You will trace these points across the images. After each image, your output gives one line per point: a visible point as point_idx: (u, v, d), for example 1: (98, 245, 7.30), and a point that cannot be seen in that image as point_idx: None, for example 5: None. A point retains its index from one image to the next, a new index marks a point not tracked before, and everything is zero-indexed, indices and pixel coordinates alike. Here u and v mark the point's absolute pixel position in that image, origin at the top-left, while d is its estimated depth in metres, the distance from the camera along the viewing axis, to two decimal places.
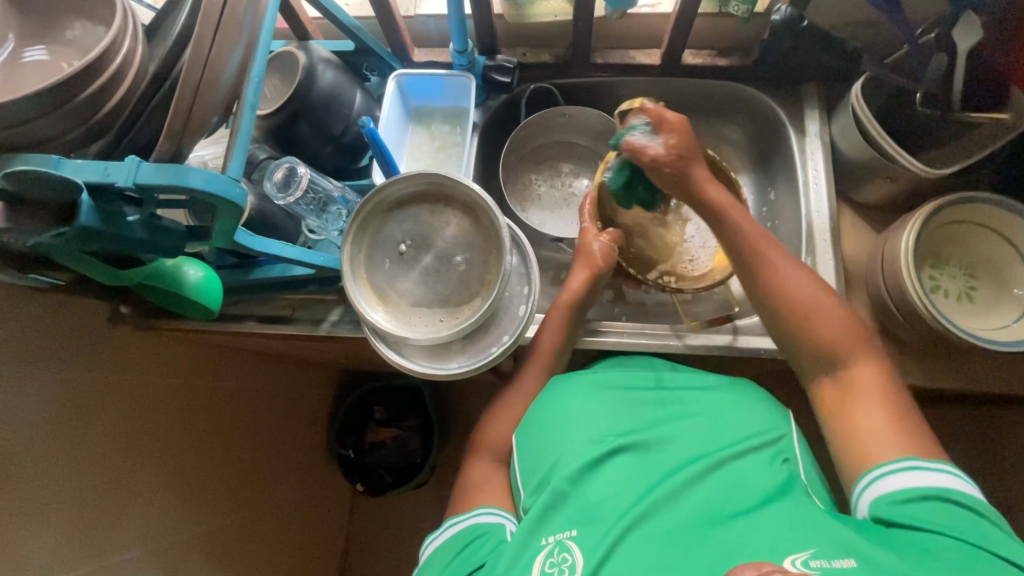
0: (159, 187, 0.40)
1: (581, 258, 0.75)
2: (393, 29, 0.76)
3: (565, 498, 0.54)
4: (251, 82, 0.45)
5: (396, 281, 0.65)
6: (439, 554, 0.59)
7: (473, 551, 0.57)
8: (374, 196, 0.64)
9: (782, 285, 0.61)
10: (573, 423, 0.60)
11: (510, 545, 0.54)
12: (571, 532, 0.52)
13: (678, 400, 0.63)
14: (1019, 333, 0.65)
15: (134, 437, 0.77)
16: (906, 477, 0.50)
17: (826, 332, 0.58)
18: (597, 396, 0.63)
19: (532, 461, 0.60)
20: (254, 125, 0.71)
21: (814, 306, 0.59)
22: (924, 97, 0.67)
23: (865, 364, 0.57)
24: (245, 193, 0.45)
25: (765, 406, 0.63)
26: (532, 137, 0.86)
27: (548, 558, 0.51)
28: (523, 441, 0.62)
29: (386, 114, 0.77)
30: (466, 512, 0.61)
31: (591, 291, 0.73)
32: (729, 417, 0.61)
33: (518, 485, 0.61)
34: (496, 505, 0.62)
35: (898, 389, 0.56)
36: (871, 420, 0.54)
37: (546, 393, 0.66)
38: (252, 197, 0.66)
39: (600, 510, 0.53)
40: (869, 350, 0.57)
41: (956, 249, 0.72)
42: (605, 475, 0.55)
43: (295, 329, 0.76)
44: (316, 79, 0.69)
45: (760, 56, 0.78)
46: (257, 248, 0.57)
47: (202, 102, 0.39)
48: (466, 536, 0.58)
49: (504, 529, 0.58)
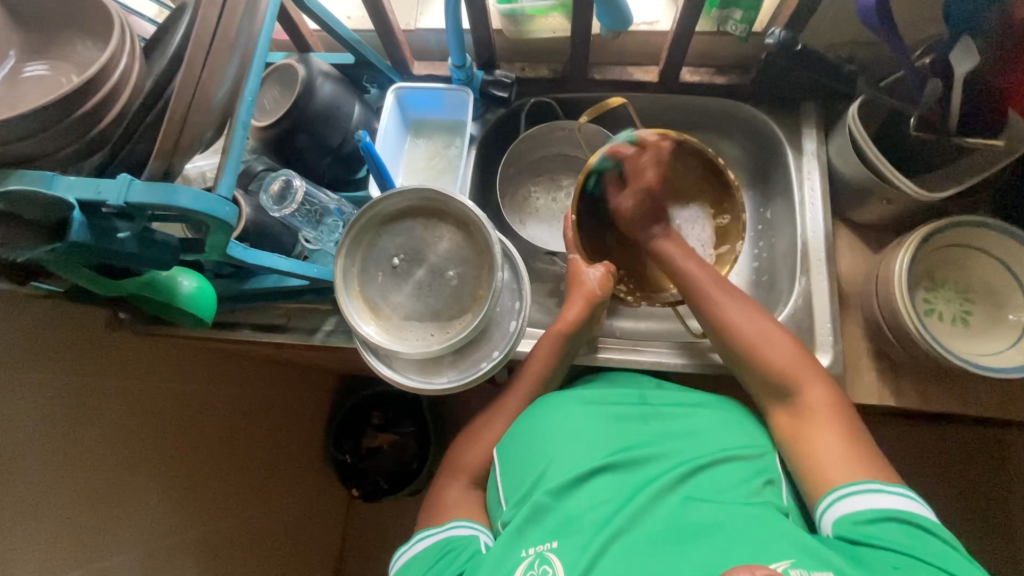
0: (149, 206, 0.41)
1: (575, 289, 0.73)
2: (392, 43, 0.76)
3: (546, 511, 0.55)
4: (244, 100, 0.46)
5: (389, 294, 0.66)
6: (413, 567, 0.61)
7: (446, 564, 0.58)
8: (368, 210, 0.64)
9: (724, 317, 0.66)
10: (555, 436, 0.60)
11: (490, 556, 0.55)
12: (551, 544, 0.52)
13: (661, 416, 0.64)
14: (1013, 358, 0.65)
15: (133, 437, 0.78)
16: (863, 501, 0.52)
17: (774, 359, 0.63)
18: (582, 409, 0.63)
19: (515, 474, 0.60)
20: (254, 137, 0.72)
21: (757, 337, 0.64)
22: (919, 122, 0.66)
23: (813, 390, 0.61)
24: (237, 210, 0.45)
25: (746, 420, 0.64)
26: (530, 150, 0.86)
27: (528, 571, 0.52)
28: (505, 457, 0.63)
29: (384, 127, 0.78)
30: (439, 526, 0.63)
31: (586, 323, 0.72)
32: (711, 434, 0.61)
33: (497, 501, 0.62)
34: (469, 518, 0.64)
35: (845, 410, 0.60)
36: (824, 444, 0.57)
37: (531, 411, 0.66)
38: (248, 208, 0.66)
39: (582, 521, 0.53)
40: (800, 360, 0.62)
41: (952, 273, 0.71)
42: (588, 488, 0.56)
43: (290, 338, 0.77)
44: (315, 93, 0.70)
45: (757, 75, 0.78)
46: (251, 261, 0.57)
47: (194, 121, 0.40)
48: (439, 550, 0.60)
49: (477, 540, 0.60)
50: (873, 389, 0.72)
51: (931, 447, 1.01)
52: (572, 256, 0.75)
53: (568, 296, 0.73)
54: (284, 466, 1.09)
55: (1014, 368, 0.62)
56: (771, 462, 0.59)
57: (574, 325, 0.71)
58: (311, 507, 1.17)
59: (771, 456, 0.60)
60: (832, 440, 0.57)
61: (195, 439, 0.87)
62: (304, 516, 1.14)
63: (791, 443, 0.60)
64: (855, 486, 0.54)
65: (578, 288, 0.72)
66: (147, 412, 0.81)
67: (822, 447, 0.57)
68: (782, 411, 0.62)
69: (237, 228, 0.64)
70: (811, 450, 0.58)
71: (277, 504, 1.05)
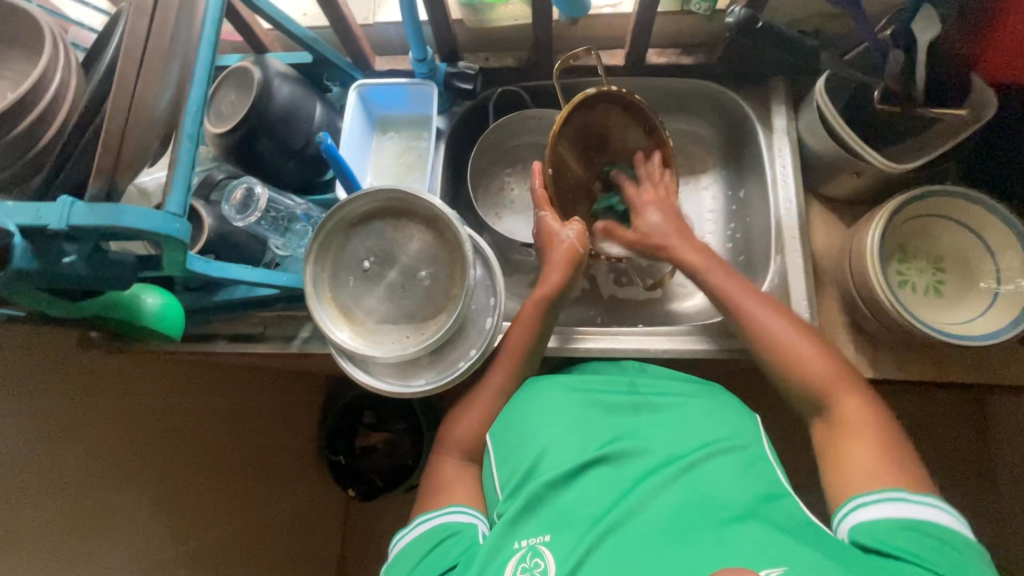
0: (94, 227, 0.40)
1: (555, 248, 0.72)
2: (351, 39, 0.74)
3: (538, 504, 0.55)
4: (188, 111, 0.44)
5: (361, 298, 0.65)
6: (409, 552, 0.60)
7: (445, 549, 0.58)
8: (334, 214, 0.63)
9: (758, 326, 0.65)
10: (547, 427, 0.61)
11: (482, 547, 0.54)
12: (544, 538, 0.53)
13: (650, 405, 0.64)
14: (984, 325, 0.65)
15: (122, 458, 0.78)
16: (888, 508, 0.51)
17: (813, 375, 0.61)
18: (571, 399, 0.64)
19: (507, 466, 0.60)
20: (212, 144, 0.70)
21: (791, 345, 0.63)
22: (884, 93, 0.65)
23: (848, 404, 0.58)
24: (188, 227, 0.44)
25: (736, 408, 0.64)
26: (500, 141, 0.85)
27: (520, 563, 0.52)
28: (497, 443, 0.63)
29: (348, 126, 0.76)
30: (438, 509, 0.62)
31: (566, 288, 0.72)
32: (699, 421, 0.61)
33: (493, 490, 0.62)
34: (468, 504, 0.63)
35: (890, 427, 0.57)
36: (860, 457, 0.55)
37: (518, 398, 0.66)
38: (210, 219, 0.65)
39: (574, 515, 0.54)
40: (840, 371, 0.61)
41: (923, 243, 0.72)
42: (581, 483, 0.56)
43: (266, 347, 0.76)
44: (273, 94, 0.68)
45: (724, 54, 0.77)
46: (213, 274, 0.54)
47: (133, 135, 0.38)
48: (436, 535, 0.59)
49: (475, 529, 0.59)
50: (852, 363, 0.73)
51: (917, 415, 1.02)
52: (542, 214, 0.74)
53: (547, 258, 0.73)
54: (281, 470, 1.09)
55: (984, 336, 0.63)
56: (759, 446, 0.59)
57: (558, 288, 0.71)
58: (310, 509, 1.17)
59: (759, 440, 0.60)
60: (869, 453, 0.55)
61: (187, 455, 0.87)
62: (304, 518, 1.14)
63: (826, 455, 0.58)
64: (885, 493, 0.52)
65: (558, 246, 0.72)
66: (133, 429, 0.80)
67: (858, 458, 0.55)
68: (820, 425, 0.60)
69: (198, 242, 0.64)
70: (846, 463, 0.56)
71: (274, 509, 1.05)
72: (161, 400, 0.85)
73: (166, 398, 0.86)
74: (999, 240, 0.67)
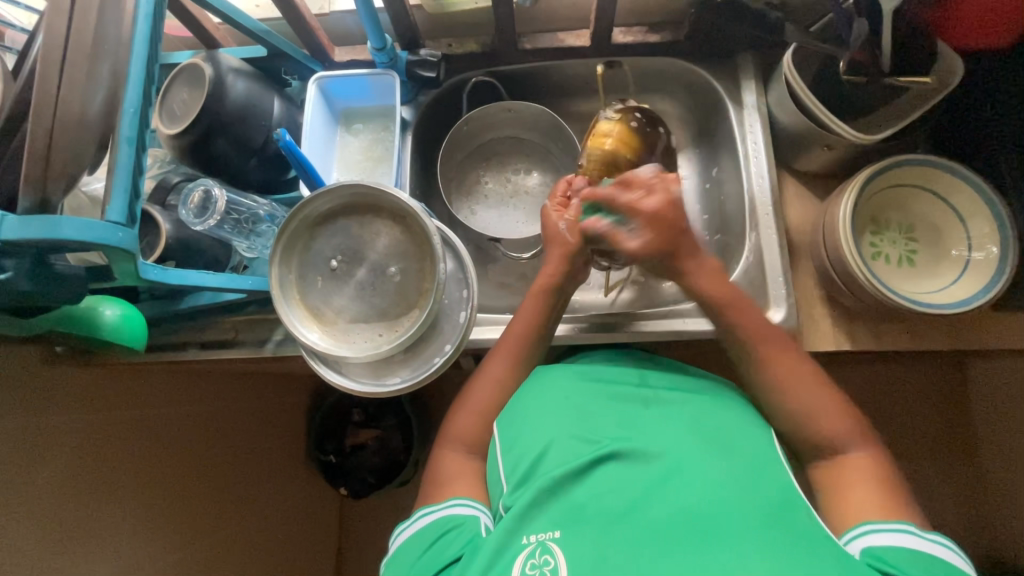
0: (27, 242, 0.37)
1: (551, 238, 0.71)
2: (306, 31, 0.72)
3: (547, 499, 0.55)
4: (126, 114, 0.41)
5: (331, 298, 0.63)
6: (410, 546, 0.59)
7: (447, 543, 0.56)
8: (297, 213, 0.61)
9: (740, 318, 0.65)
10: (548, 422, 0.62)
11: (489, 540, 0.54)
12: (554, 534, 0.52)
13: (656, 396, 0.65)
14: (955, 294, 0.66)
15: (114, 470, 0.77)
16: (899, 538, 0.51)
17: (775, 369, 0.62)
18: (574, 391, 0.65)
19: (512, 455, 0.61)
20: (166, 146, 0.67)
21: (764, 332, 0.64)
22: (850, 65, 0.64)
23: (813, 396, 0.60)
24: (133, 236, 0.42)
25: (745, 405, 0.64)
26: (475, 133, 0.83)
27: (530, 559, 0.51)
28: (504, 434, 0.64)
29: (308, 122, 0.73)
30: (439, 504, 0.61)
31: (569, 277, 0.70)
32: (706, 415, 0.61)
33: (496, 480, 0.62)
34: (469, 496, 0.62)
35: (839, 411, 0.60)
36: None
37: (521, 393, 0.67)
38: (167, 224, 0.62)
39: (587, 509, 0.54)
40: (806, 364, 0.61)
41: (896, 214, 0.71)
42: (590, 478, 0.56)
43: (239, 352, 0.74)
44: (226, 92, 0.65)
45: (690, 30, 0.75)
46: (172, 282, 0.52)
47: (63, 141, 0.36)
48: (438, 529, 0.58)
49: (478, 521, 0.58)
50: (830, 336, 0.73)
51: (904, 382, 1.03)
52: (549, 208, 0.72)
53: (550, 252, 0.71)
54: (273, 475, 1.08)
55: (953, 304, 0.63)
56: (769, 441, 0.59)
57: (554, 281, 0.70)
58: (306, 509, 1.17)
59: (768, 436, 0.60)
60: None
61: (180, 469, 0.86)
62: (300, 519, 1.14)
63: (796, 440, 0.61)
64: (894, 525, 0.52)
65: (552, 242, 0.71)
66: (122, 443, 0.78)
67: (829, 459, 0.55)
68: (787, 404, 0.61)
69: (157, 249, 0.61)
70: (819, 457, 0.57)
71: (270, 516, 1.04)
72: (148, 413, 0.83)
73: (152, 414, 0.84)
74: (969, 206, 0.67)
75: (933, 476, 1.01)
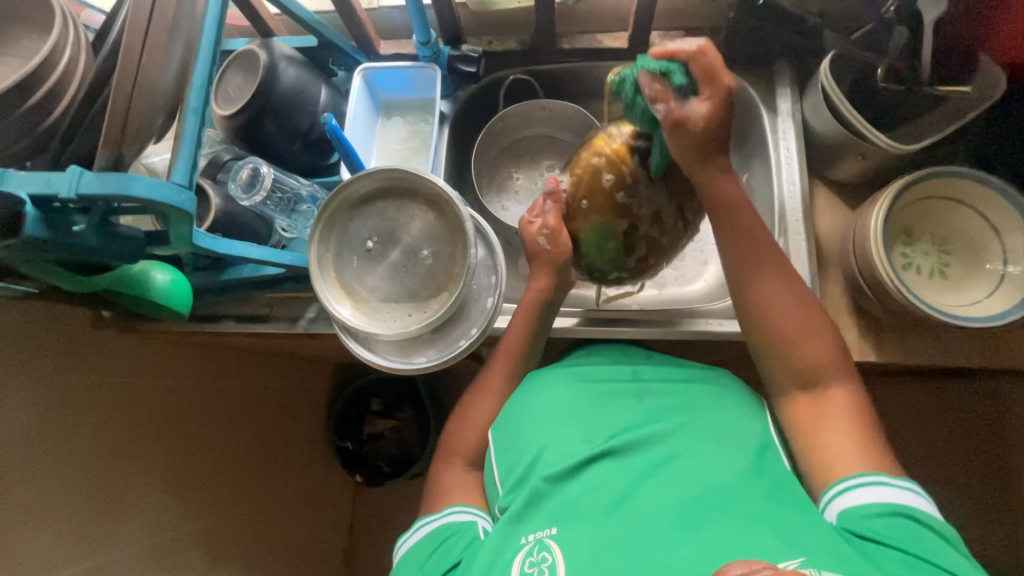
0: (101, 196, 0.41)
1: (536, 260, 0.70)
2: (356, 23, 0.75)
3: (544, 497, 0.55)
4: (194, 86, 0.44)
5: (364, 277, 0.66)
6: (413, 555, 0.60)
7: (448, 548, 0.58)
8: (338, 193, 0.64)
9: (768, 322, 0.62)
10: (546, 426, 0.61)
11: (488, 542, 0.55)
12: (550, 531, 0.52)
13: (656, 392, 0.65)
14: (989, 308, 0.65)
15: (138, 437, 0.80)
16: (875, 492, 0.51)
17: (802, 369, 0.60)
18: (570, 387, 0.65)
19: (509, 458, 0.61)
20: (218, 127, 0.71)
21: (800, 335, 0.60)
22: (888, 71, 0.66)
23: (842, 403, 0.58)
24: (193, 198, 0.45)
25: (748, 402, 0.63)
26: (510, 130, 0.85)
27: (527, 557, 0.51)
28: (501, 438, 0.63)
29: (352, 110, 0.77)
30: (439, 512, 0.62)
31: (560, 288, 0.70)
32: (708, 412, 0.61)
33: (494, 484, 0.62)
34: (469, 503, 0.63)
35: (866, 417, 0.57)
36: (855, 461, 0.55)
37: (520, 392, 0.67)
38: (217, 198, 0.66)
39: (581, 505, 0.54)
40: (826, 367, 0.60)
41: (930, 226, 0.71)
42: (587, 473, 0.56)
43: (273, 327, 0.77)
44: (278, 77, 0.69)
45: (728, 35, 0.77)
46: (221, 250, 0.55)
47: (139, 105, 0.39)
48: (438, 536, 0.59)
49: (476, 526, 0.59)
50: (855, 345, 0.72)
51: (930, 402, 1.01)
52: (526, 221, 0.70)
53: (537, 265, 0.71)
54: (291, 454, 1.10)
55: (987, 317, 0.62)
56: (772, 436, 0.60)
57: (544, 297, 0.70)
58: (319, 492, 1.19)
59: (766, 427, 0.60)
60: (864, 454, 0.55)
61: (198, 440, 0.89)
62: (314, 498, 1.17)
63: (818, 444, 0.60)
64: (868, 475, 0.52)
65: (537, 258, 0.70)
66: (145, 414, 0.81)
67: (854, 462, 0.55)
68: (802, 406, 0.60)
69: (207, 219, 0.65)
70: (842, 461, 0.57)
71: (284, 493, 1.06)
72: (175, 385, 0.86)
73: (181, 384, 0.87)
74: (1004, 220, 0.66)
75: (958, 502, 0.98)
